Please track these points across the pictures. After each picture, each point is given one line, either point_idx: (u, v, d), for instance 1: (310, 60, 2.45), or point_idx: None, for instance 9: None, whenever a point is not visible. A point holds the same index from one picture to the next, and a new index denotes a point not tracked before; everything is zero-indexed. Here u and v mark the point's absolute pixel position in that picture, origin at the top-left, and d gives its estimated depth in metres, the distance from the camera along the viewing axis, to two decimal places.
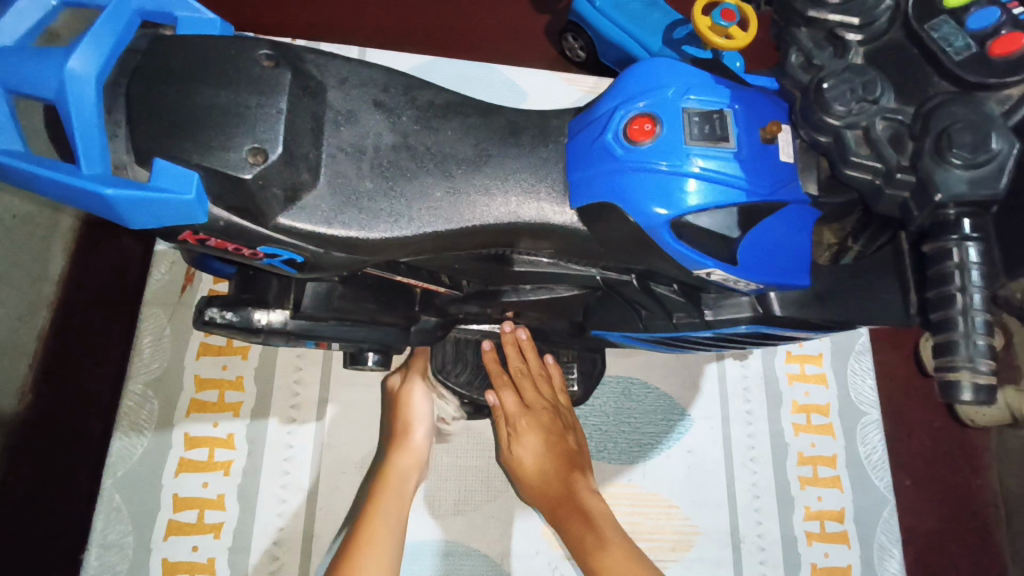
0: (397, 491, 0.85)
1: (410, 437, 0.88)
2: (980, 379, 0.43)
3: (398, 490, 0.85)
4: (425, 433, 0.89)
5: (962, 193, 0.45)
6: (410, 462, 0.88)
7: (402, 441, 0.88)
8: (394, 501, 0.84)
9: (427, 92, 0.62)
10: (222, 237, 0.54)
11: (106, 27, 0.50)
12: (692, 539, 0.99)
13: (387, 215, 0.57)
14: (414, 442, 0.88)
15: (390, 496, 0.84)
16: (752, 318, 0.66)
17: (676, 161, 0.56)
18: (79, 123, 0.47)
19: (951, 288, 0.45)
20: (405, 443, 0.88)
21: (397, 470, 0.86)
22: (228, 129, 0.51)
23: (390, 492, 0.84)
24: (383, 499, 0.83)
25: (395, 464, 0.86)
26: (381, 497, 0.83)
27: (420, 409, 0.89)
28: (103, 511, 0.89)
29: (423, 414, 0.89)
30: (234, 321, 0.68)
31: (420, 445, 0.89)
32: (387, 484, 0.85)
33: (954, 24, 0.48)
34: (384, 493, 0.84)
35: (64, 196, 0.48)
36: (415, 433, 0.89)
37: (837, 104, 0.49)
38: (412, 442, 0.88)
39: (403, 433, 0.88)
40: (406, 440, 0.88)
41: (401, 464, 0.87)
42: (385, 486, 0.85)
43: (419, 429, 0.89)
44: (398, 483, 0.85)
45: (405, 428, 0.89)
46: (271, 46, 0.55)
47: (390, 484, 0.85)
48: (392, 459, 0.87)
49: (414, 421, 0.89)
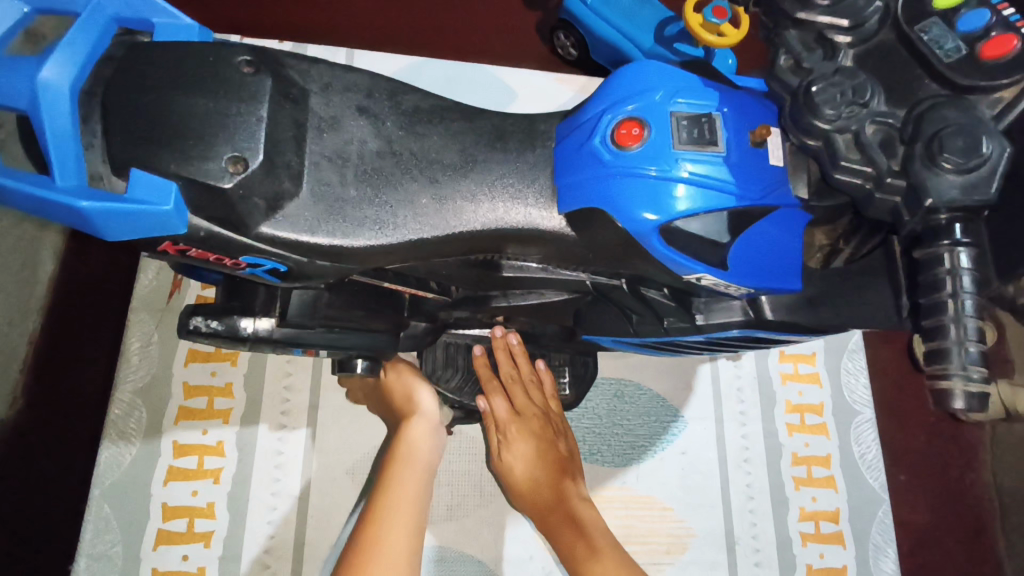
0: (412, 460, 0.84)
1: (417, 405, 0.87)
2: (972, 387, 0.43)
3: (412, 458, 0.84)
4: (431, 398, 0.89)
5: (954, 199, 0.44)
6: (424, 429, 0.86)
7: (411, 410, 0.87)
8: (410, 470, 0.83)
9: (412, 96, 0.61)
10: (202, 248, 0.53)
11: (78, 36, 0.49)
12: (687, 541, 0.98)
13: (372, 223, 0.55)
14: (423, 413, 0.87)
15: (405, 466, 0.83)
16: (744, 322, 0.65)
17: (665, 166, 0.55)
18: (53, 134, 0.46)
19: (943, 294, 0.45)
20: (413, 413, 0.87)
21: (410, 439, 0.85)
22: (207, 139, 0.50)
23: (405, 462, 0.83)
24: (399, 470, 0.83)
25: (407, 434, 0.85)
26: (396, 468, 0.83)
27: (418, 380, 0.89)
28: (92, 521, 0.88)
29: (422, 382, 0.89)
30: (218, 329, 0.67)
31: (429, 411, 0.87)
32: (400, 455, 0.84)
33: (945, 25, 0.47)
34: (398, 465, 0.83)
35: (39, 210, 0.47)
36: (421, 402, 0.88)
37: (826, 108, 0.48)
38: (420, 410, 0.87)
39: (408, 403, 0.88)
40: (415, 410, 0.87)
41: (413, 432, 0.86)
42: (399, 457, 0.84)
43: (423, 401, 0.88)
44: (413, 451, 0.84)
45: (410, 398, 0.88)
46: (251, 52, 0.54)
47: (403, 453, 0.84)
48: (405, 430, 0.86)
49: (416, 389, 0.88)
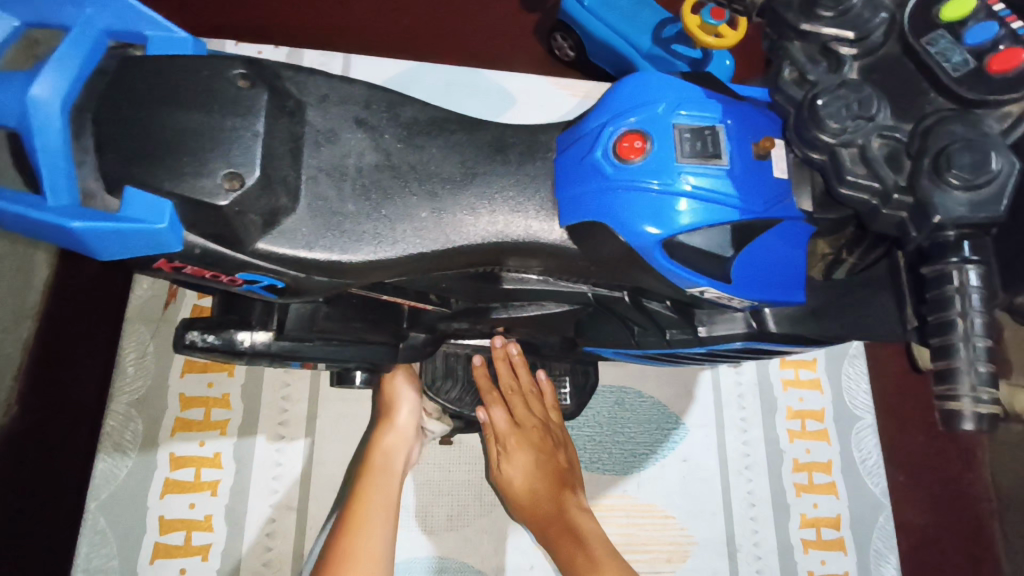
0: (384, 468, 0.84)
1: (393, 417, 0.86)
2: (981, 409, 0.42)
3: (385, 467, 0.84)
4: (411, 410, 0.88)
5: (962, 216, 0.43)
6: (397, 440, 0.86)
7: (387, 419, 0.87)
8: (382, 478, 0.83)
9: (411, 108, 0.60)
10: (199, 265, 0.52)
11: (70, 50, 0.48)
12: (688, 549, 0.98)
13: (371, 237, 0.55)
14: (400, 422, 0.87)
15: (377, 474, 0.83)
16: (747, 334, 0.65)
17: (667, 179, 0.55)
18: (46, 153, 0.45)
19: (951, 313, 0.44)
20: (389, 422, 0.87)
21: (384, 448, 0.85)
22: (202, 155, 0.49)
23: (378, 470, 0.83)
24: (371, 478, 0.82)
25: (381, 442, 0.85)
26: (369, 476, 0.82)
27: (402, 391, 0.88)
28: (87, 535, 0.87)
29: (405, 394, 0.88)
30: (216, 344, 0.66)
31: (406, 423, 0.87)
32: (374, 463, 0.84)
33: (951, 38, 0.46)
34: (371, 475, 0.83)
35: (30, 230, 0.46)
36: (400, 412, 0.87)
37: (831, 121, 0.47)
38: (397, 420, 0.87)
39: (386, 413, 0.87)
40: (391, 419, 0.87)
41: (387, 441, 0.86)
42: (372, 465, 0.84)
43: (404, 410, 0.87)
44: (384, 461, 0.84)
45: (388, 408, 0.87)
46: (246, 66, 0.53)
47: (376, 462, 0.84)
48: (378, 438, 0.86)
49: (397, 400, 0.87)
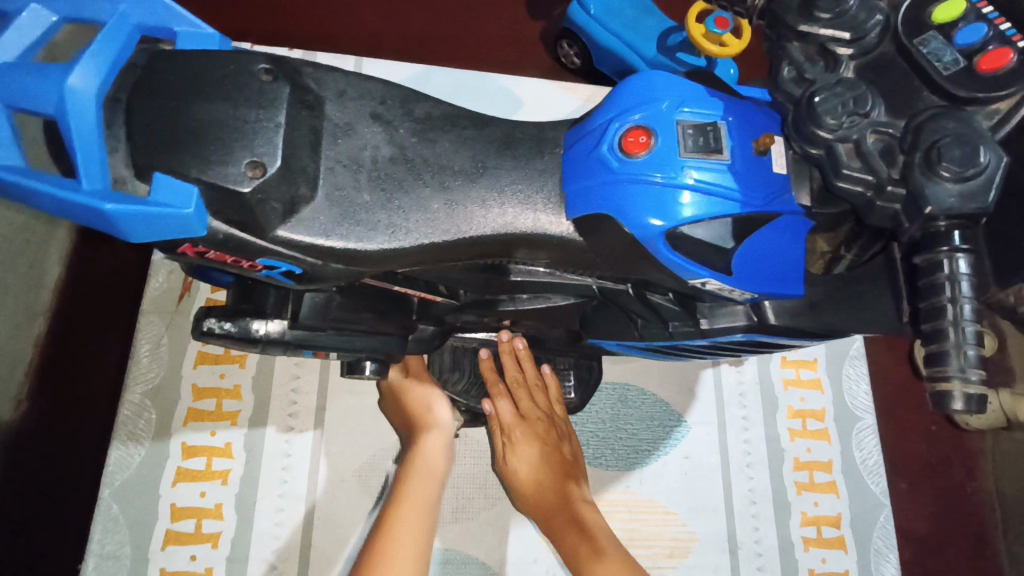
0: (426, 473, 0.85)
1: (434, 417, 0.88)
2: (970, 389, 0.44)
3: (426, 471, 0.85)
4: (445, 410, 0.90)
5: (952, 207, 0.45)
6: (438, 442, 0.88)
7: (428, 422, 0.88)
8: (423, 482, 0.84)
9: (424, 104, 0.63)
10: (221, 250, 0.54)
11: (105, 45, 0.50)
12: (689, 545, 0.99)
13: (384, 227, 0.57)
14: (439, 423, 0.89)
15: (419, 479, 0.84)
16: (747, 326, 0.67)
17: (671, 173, 0.57)
18: (80, 139, 0.48)
19: (942, 299, 0.46)
20: (428, 425, 0.88)
21: (425, 452, 0.86)
22: (227, 143, 0.52)
23: (419, 475, 0.85)
24: (412, 484, 0.84)
25: (423, 446, 0.87)
26: (408, 480, 0.84)
27: (429, 389, 0.89)
28: (101, 521, 0.89)
29: (434, 393, 0.89)
30: (232, 331, 0.68)
31: (446, 424, 0.89)
32: (415, 468, 0.85)
33: (943, 39, 0.48)
34: (413, 475, 0.84)
35: (64, 212, 0.48)
36: (438, 413, 0.89)
37: (828, 117, 0.50)
38: (437, 423, 0.88)
39: (426, 415, 0.88)
40: (429, 423, 0.88)
41: (428, 445, 0.87)
42: (413, 470, 0.85)
43: (440, 411, 0.89)
44: (426, 465, 0.86)
45: (423, 410, 0.89)
46: (269, 61, 0.56)
47: (418, 466, 0.85)
48: (421, 442, 0.87)
49: (434, 402, 0.89)
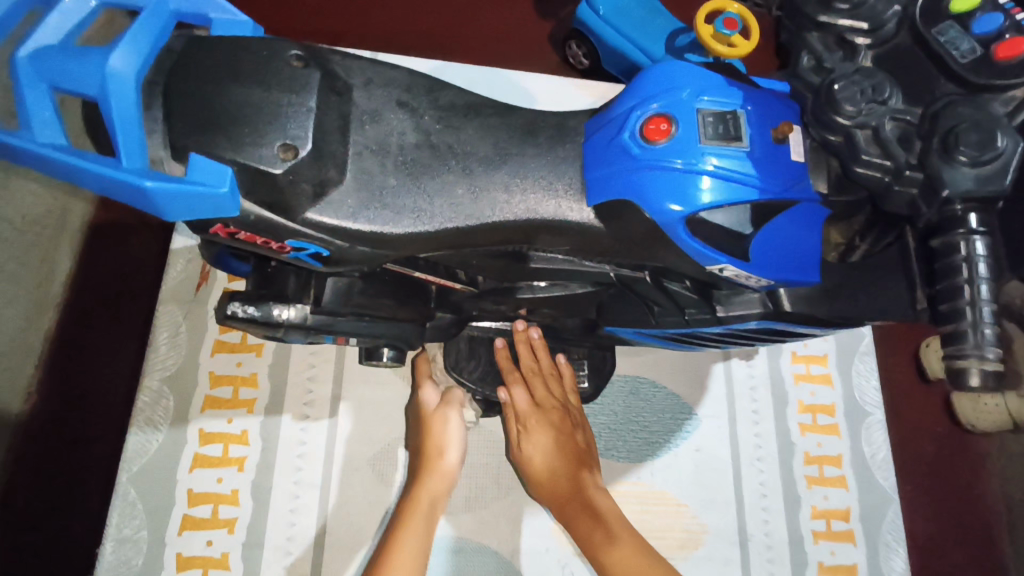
0: (427, 513, 0.86)
1: (443, 460, 0.88)
2: (987, 365, 0.45)
3: (427, 512, 0.86)
4: (456, 457, 0.90)
5: (969, 189, 0.47)
6: (442, 484, 0.88)
7: (435, 463, 0.88)
8: (423, 523, 0.84)
9: (448, 93, 0.64)
10: (252, 231, 0.56)
11: (144, 29, 0.52)
12: (700, 537, 1.00)
13: (411, 211, 0.58)
14: (446, 466, 0.89)
15: (421, 519, 0.84)
16: (763, 314, 0.68)
17: (690, 159, 0.58)
18: (119, 117, 0.49)
19: (960, 280, 0.47)
20: (437, 465, 0.88)
21: (429, 492, 0.87)
22: (261, 125, 0.53)
23: (421, 515, 0.85)
24: (415, 523, 0.84)
25: (426, 486, 0.87)
26: (411, 519, 0.84)
27: (453, 433, 0.90)
28: (118, 506, 0.90)
29: (456, 438, 0.90)
30: (255, 316, 0.69)
31: (452, 470, 0.89)
32: (417, 508, 0.85)
33: (960, 28, 0.50)
34: (414, 517, 0.84)
35: (104, 188, 0.49)
36: (448, 456, 0.89)
37: (847, 104, 0.51)
38: (444, 465, 0.89)
39: (435, 455, 0.89)
40: (438, 463, 0.88)
41: (433, 486, 0.87)
42: (416, 509, 0.85)
43: (451, 454, 0.89)
44: (428, 506, 0.86)
45: (436, 452, 0.89)
46: (301, 48, 0.57)
47: (421, 506, 0.85)
48: (425, 482, 0.87)
49: (448, 445, 0.89)
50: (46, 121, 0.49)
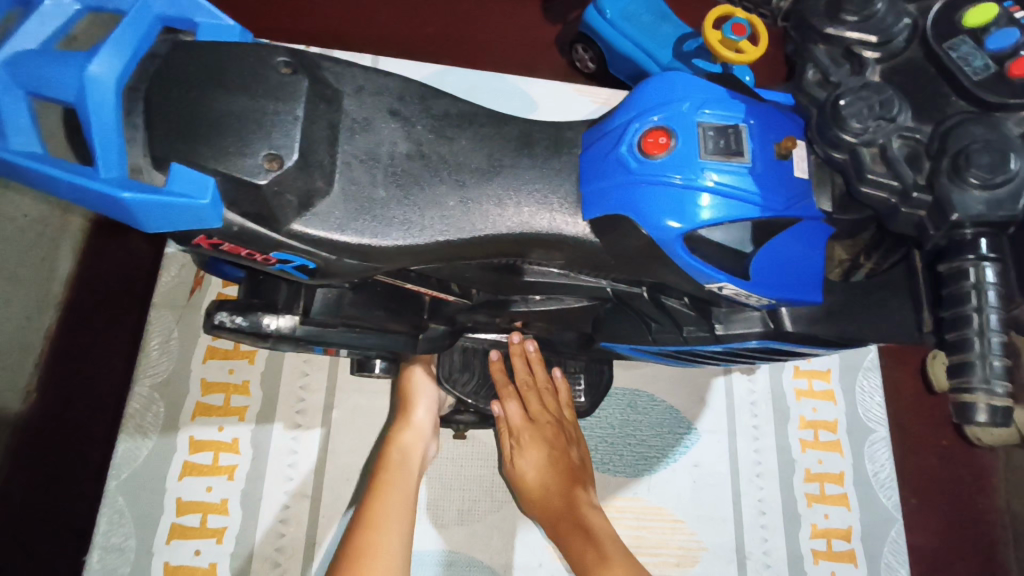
0: (401, 466, 0.84)
1: (410, 414, 0.87)
2: (995, 402, 0.43)
3: (401, 464, 0.84)
4: (427, 412, 0.88)
5: (980, 214, 0.45)
6: (413, 438, 0.86)
7: (403, 417, 0.87)
8: (398, 475, 0.83)
9: (442, 101, 0.62)
10: (235, 242, 0.54)
11: (128, 32, 0.51)
12: (696, 554, 0.98)
13: (401, 224, 0.56)
14: (416, 419, 0.87)
15: (396, 471, 0.83)
16: (763, 333, 0.66)
17: (690, 174, 0.56)
18: (98, 124, 0.48)
19: (967, 308, 0.45)
20: (406, 418, 0.87)
21: (400, 446, 0.85)
22: (245, 135, 0.52)
23: (395, 468, 0.83)
24: (388, 476, 0.82)
25: (397, 442, 0.85)
26: (387, 472, 0.83)
27: (422, 386, 0.89)
28: (106, 513, 0.89)
29: (426, 392, 0.89)
30: (243, 325, 0.67)
31: (421, 423, 0.87)
32: (390, 461, 0.84)
33: (973, 44, 0.48)
34: (387, 471, 0.83)
35: (81, 198, 0.48)
36: (417, 410, 0.88)
37: (853, 121, 0.49)
38: (414, 419, 0.87)
39: (404, 410, 0.88)
40: (409, 417, 0.87)
41: (404, 439, 0.86)
42: (388, 463, 0.84)
43: (421, 408, 0.88)
44: (401, 459, 0.84)
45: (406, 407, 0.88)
46: (289, 54, 0.56)
47: (393, 459, 0.84)
48: (394, 436, 0.86)
49: (416, 398, 0.88)
50: (19, 126, 0.48)
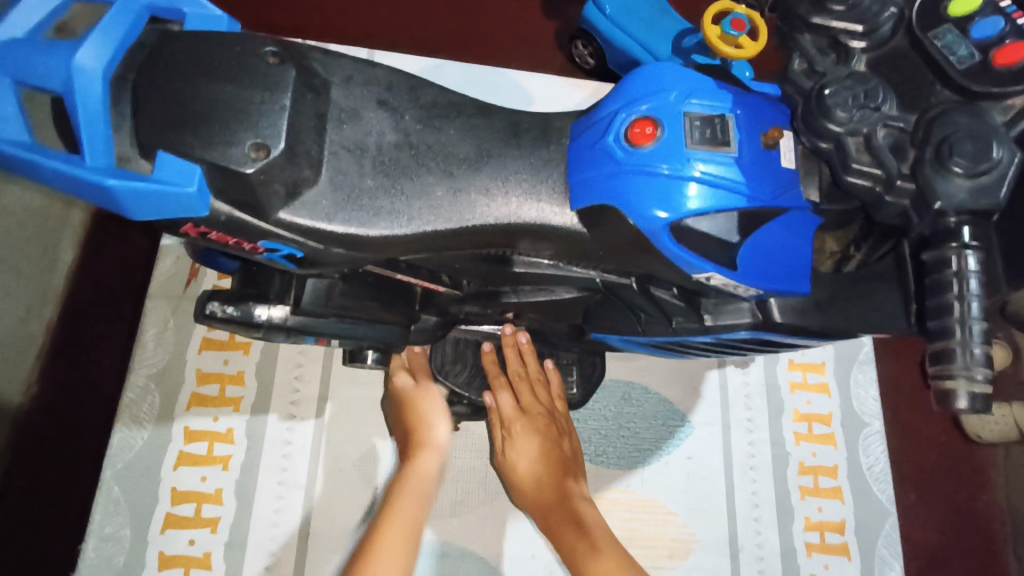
0: (418, 493, 0.83)
1: (432, 436, 0.86)
2: (975, 388, 0.43)
3: (418, 490, 0.83)
4: (445, 433, 0.88)
5: (962, 202, 0.44)
6: (433, 463, 0.86)
7: (422, 438, 0.86)
8: (412, 502, 0.82)
9: (430, 91, 0.62)
10: (223, 231, 0.55)
11: (115, 22, 0.51)
12: (689, 546, 0.98)
13: (388, 213, 0.57)
14: (435, 442, 0.87)
15: (413, 499, 0.82)
16: (752, 324, 0.66)
17: (677, 165, 0.56)
18: (85, 111, 0.48)
19: (949, 296, 0.45)
20: (426, 440, 0.86)
21: (421, 471, 0.84)
22: (232, 124, 0.51)
23: (412, 494, 0.82)
24: (403, 502, 0.81)
25: (417, 465, 0.85)
26: (401, 498, 0.82)
27: (436, 410, 0.88)
28: (102, 503, 0.89)
29: (440, 413, 0.87)
30: (234, 315, 0.68)
31: (440, 446, 0.87)
32: (408, 487, 0.83)
33: (958, 32, 0.48)
34: (405, 497, 0.82)
35: (69, 187, 0.48)
36: (436, 432, 0.87)
37: (838, 110, 0.49)
38: (433, 442, 0.86)
39: (423, 431, 0.86)
40: (429, 439, 0.86)
41: (424, 463, 0.85)
42: (406, 488, 0.83)
43: (439, 430, 0.87)
44: (419, 485, 0.84)
45: (422, 427, 0.87)
46: (277, 44, 0.56)
47: (411, 486, 0.83)
48: (416, 459, 0.85)
49: (436, 419, 0.87)
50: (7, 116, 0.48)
